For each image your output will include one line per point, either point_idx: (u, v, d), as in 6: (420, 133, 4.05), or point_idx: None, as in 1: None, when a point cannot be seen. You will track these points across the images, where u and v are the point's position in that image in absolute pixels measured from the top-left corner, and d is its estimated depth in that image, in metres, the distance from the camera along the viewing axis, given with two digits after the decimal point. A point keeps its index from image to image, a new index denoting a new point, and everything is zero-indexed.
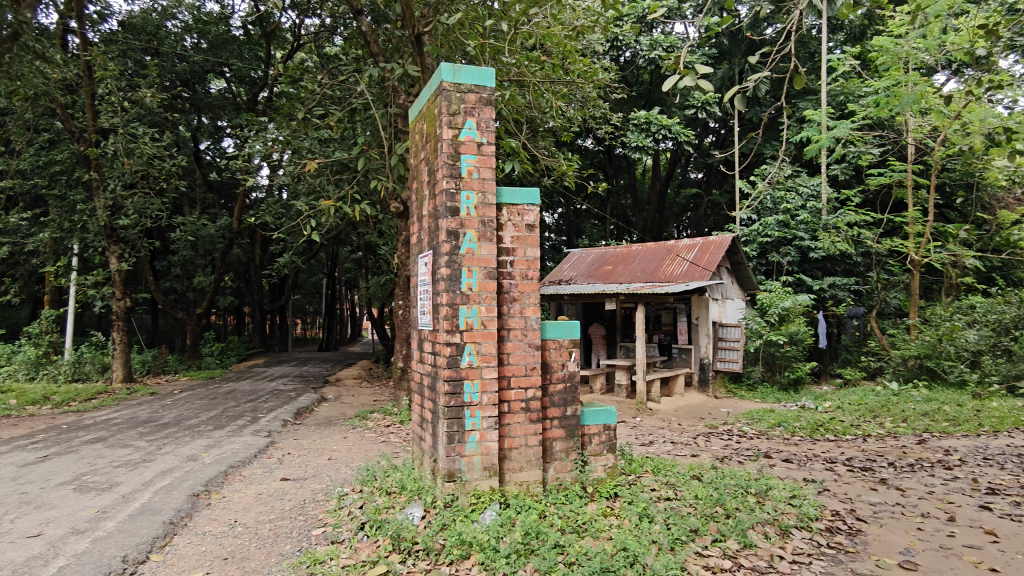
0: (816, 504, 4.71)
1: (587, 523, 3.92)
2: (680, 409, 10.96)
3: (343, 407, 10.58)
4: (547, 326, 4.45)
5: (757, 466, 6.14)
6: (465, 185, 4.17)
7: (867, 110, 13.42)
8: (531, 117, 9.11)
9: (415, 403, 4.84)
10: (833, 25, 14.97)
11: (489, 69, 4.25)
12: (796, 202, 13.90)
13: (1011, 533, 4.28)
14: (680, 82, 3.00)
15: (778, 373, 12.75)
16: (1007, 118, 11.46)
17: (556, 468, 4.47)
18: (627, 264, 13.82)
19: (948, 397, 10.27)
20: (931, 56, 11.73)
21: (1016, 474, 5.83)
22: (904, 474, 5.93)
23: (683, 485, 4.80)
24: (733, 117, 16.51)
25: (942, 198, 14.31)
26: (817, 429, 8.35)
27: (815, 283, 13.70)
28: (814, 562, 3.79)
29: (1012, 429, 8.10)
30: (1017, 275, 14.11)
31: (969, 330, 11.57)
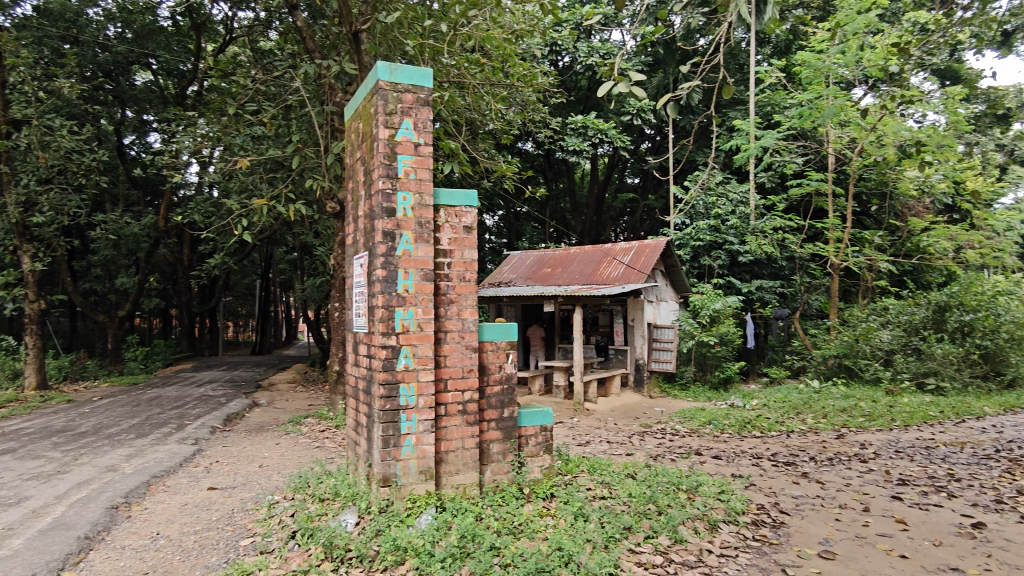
0: (743, 498, 4.89)
1: (523, 524, 3.94)
2: (616, 409, 11.16)
3: (276, 412, 10.27)
4: (484, 328, 4.47)
5: (689, 463, 6.32)
6: (402, 185, 4.12)
7: (791, 120, 14.06)
8: (470, 119, 9.12)
9: (350, 408, 4.75)
10: (761, 39, 15.64)
11: (426, 68, 4.23)
12: (727, 207, 14.43)
13: (919, 521, 4.56)
14: (615, 88, 3.07)
15: (709, 373, 13.18)
16: (917, 132, 12.26)
17: (493, 470, 4.47)
18: (565, 266, 14.01)
19: (863, 393, 10.88)
20: (849, 71, 12.38)
21: (923, 465, 6.23)
22: (824, 468, 6.23)
23: (617, 484, 4.89)
24: (668, 124, 16.99)
25: (859, 205, 15.12)
26: (744, 426, 8.69)
27: (744, 285, 14.23)
28: (741, 555, 3.92)
29: (921, 423, 8.65)
30: (926, 279, 15.06)
31: (882, 331, 12.30)
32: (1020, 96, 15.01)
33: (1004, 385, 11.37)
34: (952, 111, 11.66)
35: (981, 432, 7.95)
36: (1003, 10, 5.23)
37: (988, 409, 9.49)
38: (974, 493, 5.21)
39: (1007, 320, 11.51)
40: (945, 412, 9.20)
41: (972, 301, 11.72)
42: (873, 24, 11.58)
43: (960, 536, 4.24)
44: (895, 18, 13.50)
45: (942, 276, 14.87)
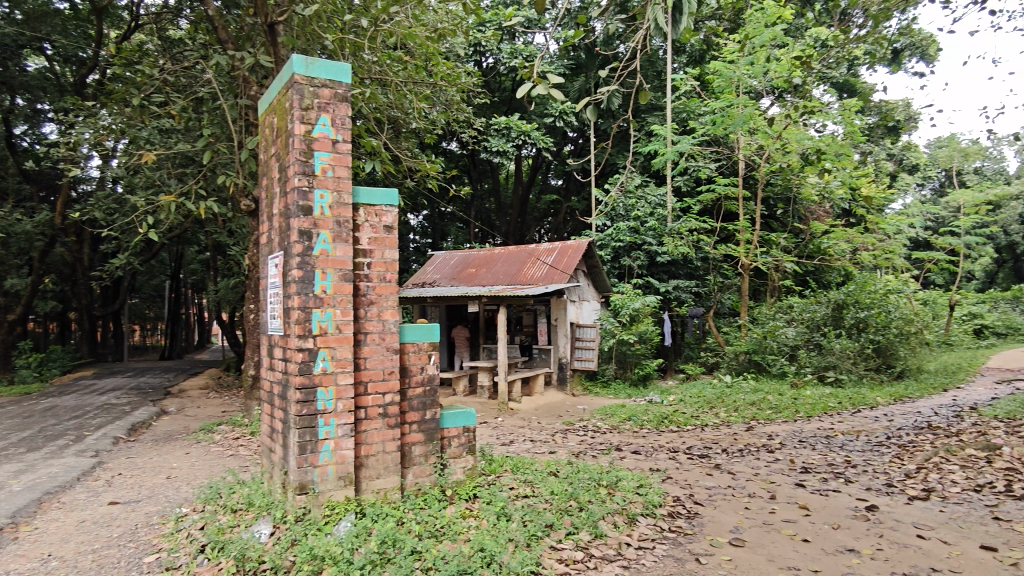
0: (660, 491, 5.05)
1: (445, 526, 3.90)
2: (540, 408, 11.27)
3: (186, 420, 9.74)
4: (405, 329, 4.40)
5: (609, 459, 6.48)
6: (319, 183, 4.00)
7: (705, 127, 14.67)
8: (393, 117, 8.97)
9: (265, 414, 4.58)
10: (676, 48, 16.26)
11: (344, 64, 4.12)
12: (645, 209, 14.89)
13: (820, 506, 4.85)
14: (533, 90, 3.14)
15: (629, 370, 13.54)
16: (817, 141, 13.06)
17: (415, 473, 4.41)
18: (489, 266, 14.04)
19: (770, 387, 11.49)
20: (757, 81, 12.98)
21: (824, 453, 6.65)
22: (735, 459, 6.53)
23: (540, 482, 4.95)
24: (590, 127, 17.33)
25: (767, 209, 15.85)
26: (662, 421, 8.98)
27: (661, 285, 14.73)
28: (657, 547, 4.05)
29: (822, 414, 9.23)
30: (826, 278, 16.07)
31: (787, 328, 13.03)
32: (907, 110, 16.29)
33: (894, 376, 12.29)
34: (848, 121, 12.49)
35: (874, 420, 8.57)
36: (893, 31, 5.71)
37: (880, 400, 10.23)
38: (868, 478, 5.61)
39: (895, 316, 12.47)
40: (843, 403, 9.87)
41: (866, 300, 12.61)
42: (778, 37, 12.26)
43: (856, 519, 4.54)
44: (798, 33, 14.35)
45: (841, 276, 15.92)
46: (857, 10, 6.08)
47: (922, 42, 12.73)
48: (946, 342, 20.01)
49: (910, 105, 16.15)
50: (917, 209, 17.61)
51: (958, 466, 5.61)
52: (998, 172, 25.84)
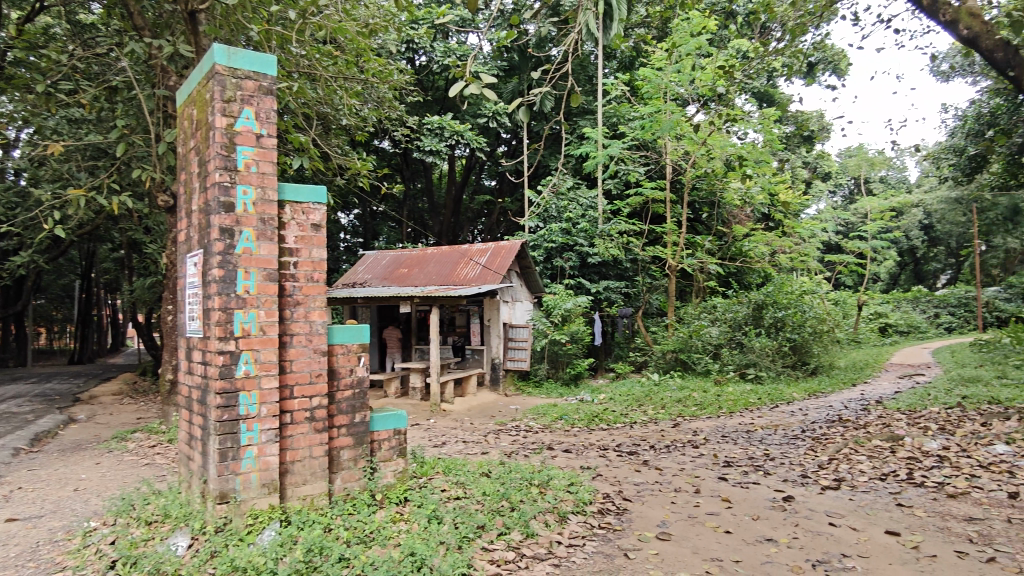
0: (590, 489, 5.13)
1: (374, 531, 3.83)
2: (472, 408, 11.24)
3: (97, 429, 9.14)
4: (334, 330, 4.29)
5: (540, 458, 6.53)
6: (242, 179, 3.84)
7: (634, 132, 15.06)
8: (322, 113, 8.74)
9: (182, 420, 4.36)
10: (607, 54, 16.63)
11: (269, 56, 3.97)
12: (577, 211, 15.14)
13: (740, 498, 5.05)
14: (466, 89, 3.11)
15: (561, 370, 13.70)
16: (739, 148, 13.64)
17: (343, 478, 4.30)
18: (421, 267, 13.90)
19: (696, 385, 11.90)
20: (683, 88, 13.42)
21: (744, 447, 6.94)
22: (661, 455, 6.72)
23: (472, 483, 4.93)
24: (523, 128, 17.44)
25: (692, 212, 16.41)
26: (592, 419, 9.13)
27: (592, 285, 15.00)
28: (587, 544, 4.10)
29: (743, 409, 9.63)
30: (747, 279, 16.80)
31: (711, 328, 13.52)
32: (820, 121, 17.26)
33: (808, 372, 13.03)
34: (767, 130, 13.09)
35: (790, 415, 9.01)
36: (808, 45, 6.15)
37: (796, 395, 10.78)
38: (785, 470, 5.89)
39: (810, 316, 13.19)
40: (762, 398, 10.35)
41: (783, 300, 13.27)
42: (703, 47, 12.73)
43: (773, 509, 4.75)
44: (721, 44, 14.96)
45: (760, 277, 16.67)
46: (777, 24, 6.40)
47: (833, 57, 13.53)
48: (854, 340, 21.32)
49: (822, 116, 17.14)
50: (829, 214, 18.67)
51: (865, 457, 5.96)
52: (900, 180, 27.77)
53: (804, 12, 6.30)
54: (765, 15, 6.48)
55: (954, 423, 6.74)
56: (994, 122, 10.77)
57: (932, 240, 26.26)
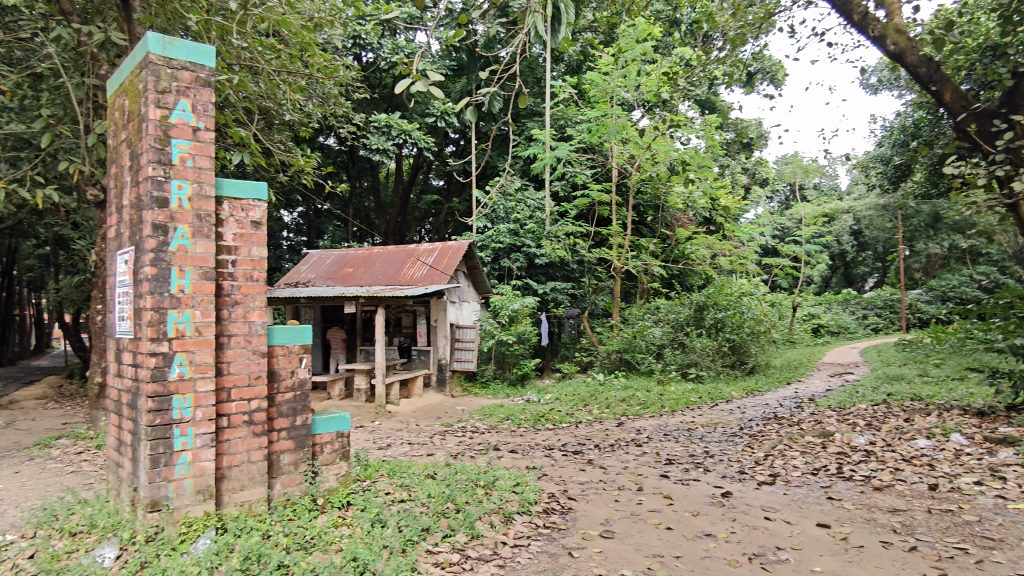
0: (536, 489, 5.16)
1: (315, 537, 3.73)
2: (418, 410, 11.13)
3: (17, 435, 8.61)
4: (274, 331, 4.17)
5: (486, 458, 6.52)
6: (177, 173, 3.69)
7: (581, 135, 15.27)
8: (264, 107, 8.50)
9: (111, 426, 4.16)
10: (555, 57, 16.81)
11: (207, 46, 3.83)
12: (525, 212, 15.22)
13: (681, 495, 5.17)
14: (413, 87, 3.05)
15: (507, 370, 13.73)
16: (682, 153, 13.98)
17: (283, 483, 4.19)
18: (367, 266, 13.69)
19: (640, 384, 12.12)
20: (629, 93, 13.67)
21: (685, 445, 7.12)
22: (606, 454, 6.82)
23: (417, 486, 4.88)
24: (472, 128, 17.42)
25: (637, 215, 16.73)
26: (538, 419, 9.19)
27: (539, 286, 15.09)
28: (532, 544, 4.12)
29: (684, 408, 9.88)
30: (689, 281, 17.24)
31: (654, 328, 13.80)
32: (759, 129, 17.91)
33: (746, 371, 13.48)
34: (709, 136, 13.47)
35: (729, 413, 9.31)
36: (748, 54, 6.49)
37: (734, 393, 11.13)
38: (724, 466, 6.07)
39: (748, 317, 13.65)
40: (703, 397, 10.64)
41: (723, 301, 13.68)
42: (648, 54, 13.00)
43: (712, 505, 4.88)
44: (666, 51, 15.34)
45: (702, 279, 17.14)
46: (718, 33, 6.62)
47: (771, 68, 14.05)
48: (790, 340, 22.19)
49: (760, 125, 17.79)
50: (767, 219, 19.38)
51: (799, 452, 6.20)
52: (832, 188, 29.09)
53: (744, 23, 6.71)
54: (706, 25, 6.70)
55: (879, 419, 7.09)
56: (917, 134, 11.40)
57: (862, 245, 27.61)
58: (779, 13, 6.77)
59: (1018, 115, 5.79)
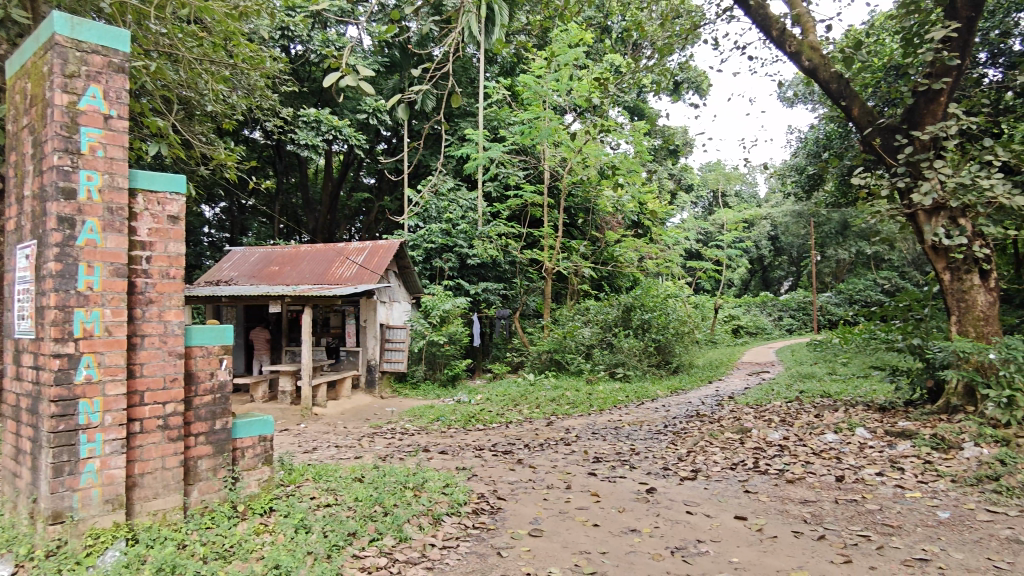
0: (465, 489, 5.15)
1: (235, 545, 3.59)
2: (347, 412, 10.89)
3: None
4: (192, 331, 3.99)
5: (416, 460, 6.46)
6: (85, 163, 3.47)
7: (514, 136, 15.38)
8: (184, 97, 8.09)
9: (8, 433, 3.86)
10: (489, 58, 16.88)
11: (122, 30, 3.62)
12: (457, 212, 15.18)
13: (608, 492, 5.28)
14: (342, 81, 2.97)
15: (438, 371, 13.64)
16: (612, 157, 14.32)
17: (201, 490, 4.00)
18: (293, 265, 13.29)
19: (569, 384, 12.31)
20: (561, 97, 13.87)
21: (612, 443, 7.28)
22: (535, 453, 6.88)
23: (343, 489, 4.78)
24: (404, 126, 17.23)
25: (568, 218, 16.97)
26: (469, 420, 9.17)
27: (471, 287, 15.07)
28: (461, 544, 4.11)
29: (612, 407, 10.11)
30: (617, 283, 17.65)
31: (584, 328, 14.06)
32: (684, 136, 18.57)
33: (670, 371, 13.93)
34: (637, 142, 13.84)
35: (654, 411, 9.59)
36: (674, 64, 6.76)
37: (660, 392, 11.49)
38: (649, 463, 6.24)
39: (673, 318, 14.13)
40: (629, 396, 10.91)
41: (649, 303, 14.09)
42: (579, 58, 13.24)
43: (637, 501, 5.00)
44: (597, 57, 15.68)
45: (629, 281, 17.59)
46: (647, 42, 6.81)
47: (696, 78, 14.61)
48: (711, 340, 23.07)
49: (686, 132, 18.46)
50: (691, 223, 20.10)
51: (718, 448, 6.45)
52: (751, 196, 30.52)
53: (672, 33, 6.97)
54: (636, 33, 6.90)
55: (792, 415, 7.48)
56: (827, 146, 12.13)
57: (777, 250, 29.10)
58: (704, 25, 7.09)
59: (917, 130, 6.22)
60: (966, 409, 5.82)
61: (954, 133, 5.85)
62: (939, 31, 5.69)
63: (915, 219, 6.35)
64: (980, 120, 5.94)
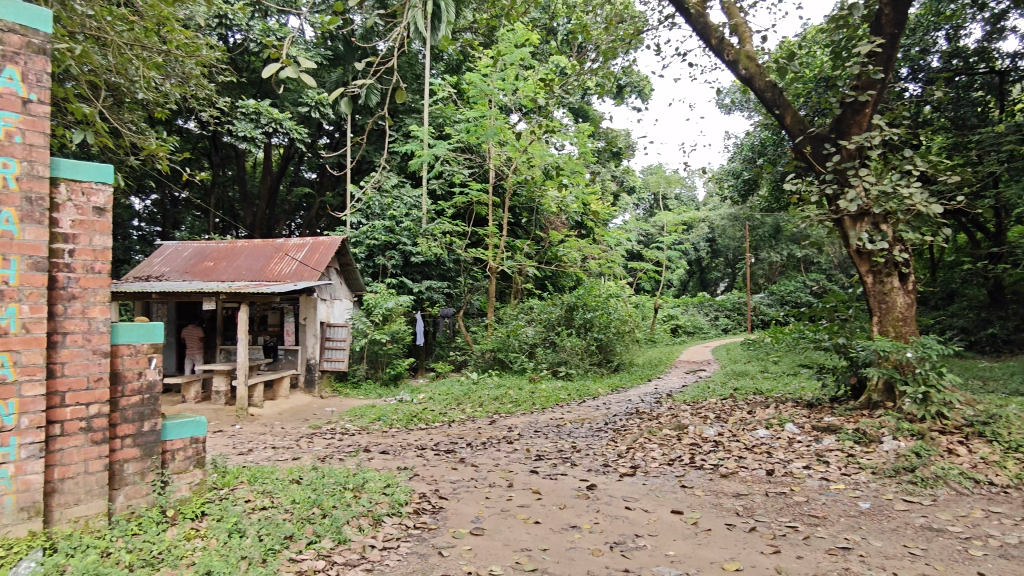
0: (406, 489, 5.10)
1: (164, 551, 3.45)
2: (285, 412, 10.61)
3: None
4: (118, 329, 3.81)
5: (356, 461, 6.36)
6: (1, 150, 3.26)
7: (459, 134, 15.33)
8: (112, 83, 7.69)
9: None
10: (435, 55, 16.78)
11: (44, 10, 3.44)
12: (401, 209, 15.02)
13: (549, 490, 5.33)
14: (281, 71, 2.88)
15: (380, 370, 13.45)
16: (556, 158, 14.44)
17: (127, 495, 3.82)
18: (229, 261, 12.86)
19: (511, 382, 12.37)
20: (507, 97, 13.91)
21: (554, 441, 7.36)
22: (477, 451, 6.88)
23: (280, 491, 4.65)
24: (347, 121, 16.91)
25: (513, 217, 17.05)
26: (411, 419, 9.08)
27: (415, 285, 14.94)
28: (401, 545, 4.07)
29: (554, 405, 10.22)
30: (560, 283, 17.85)
31: (527, 327, 14.16)
32: (627, 139, 18.95)
33: (611, 369, 14.17)
34: (581, 143, 14.02)
35: (595, 409, 9.74)
36: (618, 68, 6.89)
37: (601, 390, 11.69)
38: (590, 460, 6.33)
39: (614, 318, 14.39)
40: (571, 394, 11.06)
41: (591, 302, 14.32)
42: (525, 59, 13.32)
43: (577, 498, 5.07)
44: (542, 58, 15.81)
45: (572, 281, 17.82)
46: (592, 45, 6.91)
47: (639, 82, 14.93)
48: (651, 339, 23.62)
49: (628, 135, 18.84)
50: (633, 225, 20.52)
51: (656, 445, 6.61)
52: (690, 199, 31.43)
53: (615, 37, 7.09)
54: (581, 36, 6.98)
55: (727, 412, 7.74)
56: (762, 152, 12.63)
57: (714, 252, 30.04)
58: (646, 31, 7.24)
59: (844, 140, 6.52)
60: (886, 404, 6.14)
61: (878, 143, 6.17)
62: (865, 46, 5.98)
63: (842, 224, 6.67)
64: (901, 132, 6.29)
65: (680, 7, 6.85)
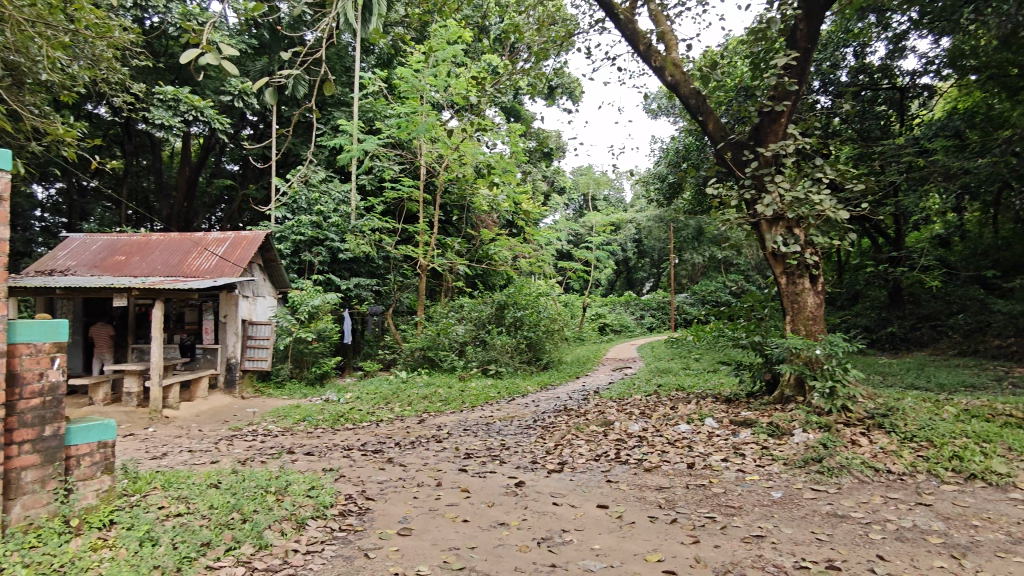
0: (331, 491, 4.98)
1: (66, 564, 3.24)
2: (203, 414, 10.14)
3: None
4: (15, 327, 3.56)
5: (279, 463, 6.16)
6: None
7: (390, 130, 15.11)
8: (10, 62, 7.12)
9: None
10: (365, 48, 16.45)
11: None
12: (328, 205, 14.73)
13: (477, 488, 5.34)
14: (201, 57, 2.74)
15: (305, 369, 13.08)
16: (488, 157, 14.43)
17: (25, 505, 3.53)
18: (143, 254, 12.17)
19: (441, 381, 12.30)
20: (439, 93, 13.81)
21: (483, 438, 7.38)
22: (405, 451, 6.81)
23: (196, 497, 4.44)
24: (272, 111, 16.32)
25: (443, 215, 16.96)
26: (337, 419, 8.88)
27: (342, 282, 14.62)
28: (326, 548, 3.97)
29: (483, 403, 10.24)
30: (490, 281, 17.86)
31: (457, 326, 14.11)
32: (557, 140, 19.17)
33: (541, 367, 14.31)
34: (513, 143, 14.08)
35: (525, 406, 9.83)
36: (550, 70, 6.96)
37: (530, 388, 11.79)
38: (518, 458, 6.37)
39: (544, 316, 14.53)
40: (501, 392, 11.11)
41: (521, 300, 14.43)
42: (457, 56, 13.25)
43: (505, 495, 5.10)
44: (474, 56, 15.77)
45: (503, 280, 17.89)
46: (524, 46, 6.96)
47: (570, 85, 15.14)
48: (579, 337, 24.02)
49: (558, 136, 19.09)
50: (563, 224, 20.79)
51: (583, 441, 6.74)
52: (618, 200, 32.15)
53: (547, 39, 7.16)
54: (514, 36, 7.01)
55: (651, 408, 7.98)
56: (686, 157, 13.10)
57: (641, 252, 30.84)
58: (577, 34, 7.35)
59: (762, 148, 6.82)
60: (797, 398, 6.49)
61: (792, 152, 6.51)
62: (781, 60, 6.30)
63: (759, 228, 6.99)
64: (813, 142, 6.65)
65: (611, 13, 6.99)
